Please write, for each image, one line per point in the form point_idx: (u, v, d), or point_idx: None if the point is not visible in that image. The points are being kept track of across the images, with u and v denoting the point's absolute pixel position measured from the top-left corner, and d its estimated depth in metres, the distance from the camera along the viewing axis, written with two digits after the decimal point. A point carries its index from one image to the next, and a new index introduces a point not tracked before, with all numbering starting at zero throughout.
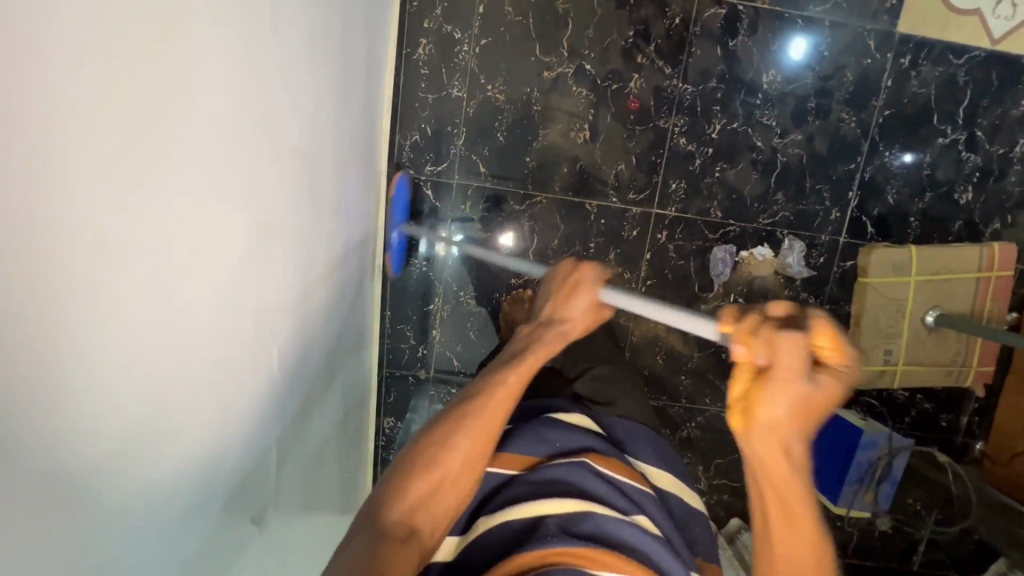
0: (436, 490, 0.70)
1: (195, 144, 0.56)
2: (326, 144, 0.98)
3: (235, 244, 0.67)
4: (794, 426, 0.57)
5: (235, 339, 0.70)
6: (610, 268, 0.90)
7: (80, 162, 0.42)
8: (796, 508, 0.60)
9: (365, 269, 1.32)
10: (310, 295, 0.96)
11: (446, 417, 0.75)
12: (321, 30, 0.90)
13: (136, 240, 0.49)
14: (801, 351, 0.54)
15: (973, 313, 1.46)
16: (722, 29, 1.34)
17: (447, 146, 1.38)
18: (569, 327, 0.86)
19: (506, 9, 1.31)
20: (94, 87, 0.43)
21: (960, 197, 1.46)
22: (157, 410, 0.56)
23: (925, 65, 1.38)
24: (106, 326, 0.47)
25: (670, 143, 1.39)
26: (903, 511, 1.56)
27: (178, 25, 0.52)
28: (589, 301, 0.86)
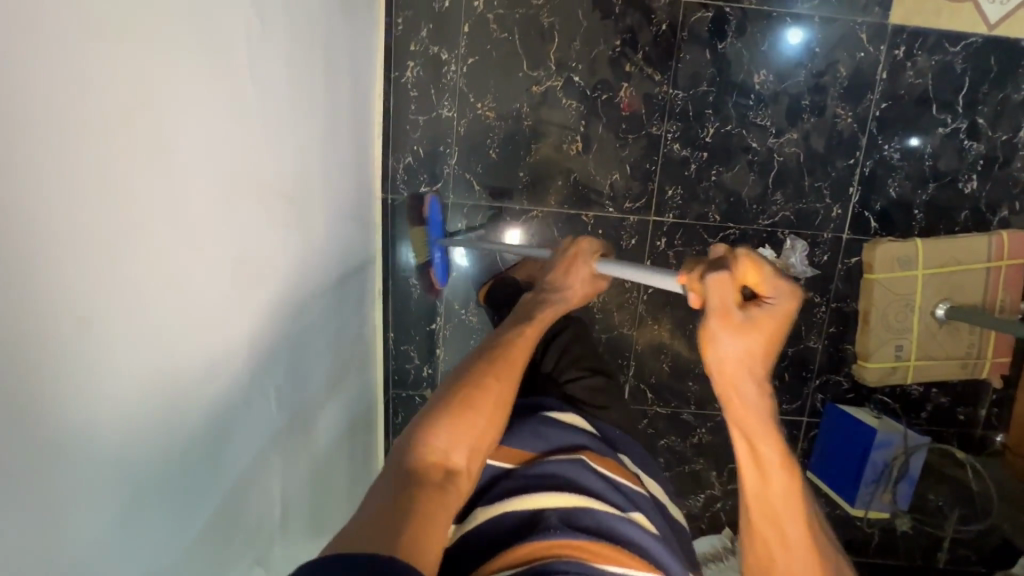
0: (471, 428, 0.75)
1: (171, 175, 0.57)
2: (316, 182, 1.00)
3: (221, 273, 0.68)
4: (740, 358, 0.63)
5: (229, 370, 0.71)
6: (604, 242, 1.05)
7: (44, 199, 0.43)
8: (760, 441, 0.65)
9: (365, 292, 1.33)
10: (305, 329, 0.96)
11: (477, 367, 0.83)
12: (307, 72, 0.93)
13: (108, 270, 0.50)
14: (724, 287, 0.61)
15: (985, 303, 1.43)
16: (709, 33, 1.33)
17: (440, 165, 1.39)
18: (571, 295, 0.99)
19: (491, 27, 1.31)
20: (60, 121, 0.44)
21: (965, 186, 1.43)
22: (147, 439, 0.56)
23: (920, 55, 1.36)
24: (81, 360, 0.48)
25: (664, 149, 1.38)
26: (924, 507, 1.53)
27: (152, 65, 0.54)
28: (586, 273, 1.00)
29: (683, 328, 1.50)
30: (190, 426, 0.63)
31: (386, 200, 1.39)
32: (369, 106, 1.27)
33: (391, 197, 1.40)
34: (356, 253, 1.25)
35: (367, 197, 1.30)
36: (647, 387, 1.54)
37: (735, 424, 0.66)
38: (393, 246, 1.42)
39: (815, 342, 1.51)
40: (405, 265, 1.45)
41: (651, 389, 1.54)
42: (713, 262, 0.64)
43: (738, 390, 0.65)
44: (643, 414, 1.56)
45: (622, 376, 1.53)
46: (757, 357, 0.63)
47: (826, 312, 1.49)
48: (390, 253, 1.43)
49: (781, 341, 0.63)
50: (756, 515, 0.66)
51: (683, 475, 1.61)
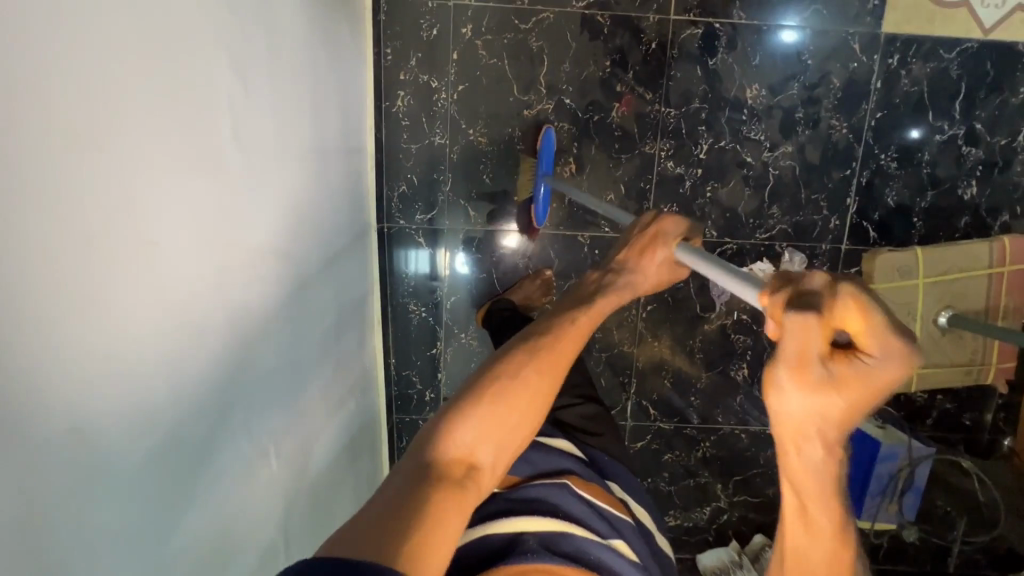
0: (499, 432, 0.63)
1: (138, 210, 0.54)
2: (303, 223, 0.99)
3: (199, 309, 0.66)
4: (810, 421, 0.47)
5: (212, 412, 0.68)
6: (695, 223, 0.79)
7: (21, 228, 0.42)
8: (815, 503, 0.53)
9: (365, 320, 1.36)
10: (298, 374, 0.96)
11: (517, 353, 0.68)
12: (292, 87, 0.92)
13: (70, 316, 0.47)
14: (806, 334, 0.44)
15: (988, 310, 1.42)
16: (700, 49, 1.32)
17: (435, 193, 1.39)
18: (641, 283, 0.77)
19: (480, 53, 1.31)
20: (37, 149, 0.43)
21: (964, 192, 1.42)
22: (133, 468, 0.55)
23: (915, 63, 1.34)
24: (47, 414, 0.46)
25: (658, 168, 1.38)
26: (930, 514, 1.52)
27: (118, 97, 0.51)
28: (666, 258, 0.77)
29: (684, 343, 1.50)
30: (173, 472, 0.61)
31: (383, 229, 1.41)
32: (360, 138, 1.28)
33: (387, 227, 1.41)
34: (352, 285, 1.26)
35: (361, 229, 1.30)
36: (649, 403, 1.55)
37: (788, 481, 0.53)
38: (391, 272, 1.45)
39: None
40: (403, 291, 1.47)
41: (653, 405, 1.55)
42: (802, 294, 0.47)
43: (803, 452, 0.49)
44: (646, 430, 1.57)
45: (624, 394, 1.54)
46: (832, 424, 0.47)
47: None
48: (388, 279, 1.45)
49: (873, 409, 0.46)
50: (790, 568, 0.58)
51: (688, 489, 1.61)
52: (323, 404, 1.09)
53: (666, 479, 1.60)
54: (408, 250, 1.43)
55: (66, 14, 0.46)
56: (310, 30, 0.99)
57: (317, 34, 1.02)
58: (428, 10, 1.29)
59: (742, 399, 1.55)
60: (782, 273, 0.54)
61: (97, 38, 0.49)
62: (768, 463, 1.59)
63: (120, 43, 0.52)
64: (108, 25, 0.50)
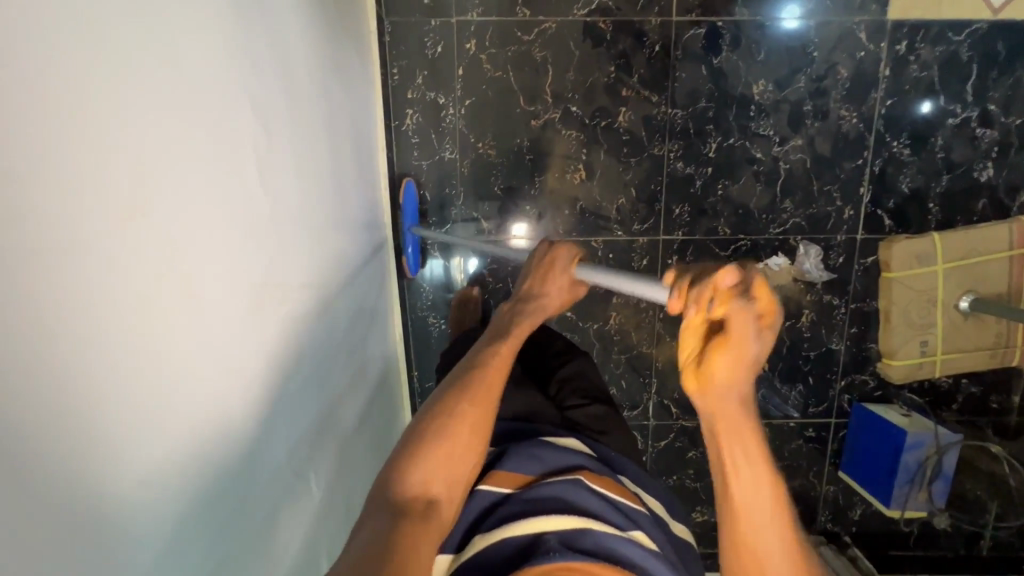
0: (449, 459, 0.74)
1: (160, 238, 0.56)
2: (323, 245, 1.01)
3: (224, 331, 0.67)
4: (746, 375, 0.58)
5: (240, 434, 0.70)
6: (581, 248, 0.99)
7: (82, 253, 0.46)
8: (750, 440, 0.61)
9: (387, 338, 1.39)
10: (325, 394, 0.99)
11: (450, 391, 0.81)
12: (308, 111, 0.97)
13: (129, 338, 0.51)
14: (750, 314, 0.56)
15: (1011, 292, 1.40)
16: (704, 49, 1.32)
17: (447, 209, 1.42)
18: (548, 302, 0.95)
19: (485, 67, 1.32)
20: (91, 179, 0.47)
21: (981, 174, 1.40)
22: (188, 472, 0.59)
23: (923, 48, 1.33)
24: (87, 442, 0.47)
25: (668, 169, 1.38)
26: (961, 499, 1.51)
27: (134, 129, 0.52)
28: (565, 280, 0.96)
29: None
30: (208, 494, 0.62)
31: (398, 245, 1.44)
32: (373, 159, 1.31)
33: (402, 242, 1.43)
34: (372, 303, 1.28)
35: (378, 249, 1.34)
36: (671, 402, 1.56)
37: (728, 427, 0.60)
38: (407, 285, 1.48)
39: (837, 344, 1.50)
40: (421, 305, 1.50)
41: (675, 403, 1.56)
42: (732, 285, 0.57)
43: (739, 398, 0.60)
44: (669, 429, 1.58)
45: (645, 394, 1.55)
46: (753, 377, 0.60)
47: (845, 314, 1.48)
48: (406, 292, 1.48)
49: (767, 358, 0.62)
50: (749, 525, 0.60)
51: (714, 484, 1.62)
52: (350, 421, 1.12)
53: (692, 476, 1.61)
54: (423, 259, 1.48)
55: (78, 52, 0.46)
56: (319, 58, 1.02)
57: (325, 60, 1.05)
58: (431, 29, 1.31)
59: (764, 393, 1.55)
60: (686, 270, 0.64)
61: (112, 72, 0.50)
62: (794, 455, 1.56)
63: (134, 77, 0.53)
64: (130, 61, 0.52)
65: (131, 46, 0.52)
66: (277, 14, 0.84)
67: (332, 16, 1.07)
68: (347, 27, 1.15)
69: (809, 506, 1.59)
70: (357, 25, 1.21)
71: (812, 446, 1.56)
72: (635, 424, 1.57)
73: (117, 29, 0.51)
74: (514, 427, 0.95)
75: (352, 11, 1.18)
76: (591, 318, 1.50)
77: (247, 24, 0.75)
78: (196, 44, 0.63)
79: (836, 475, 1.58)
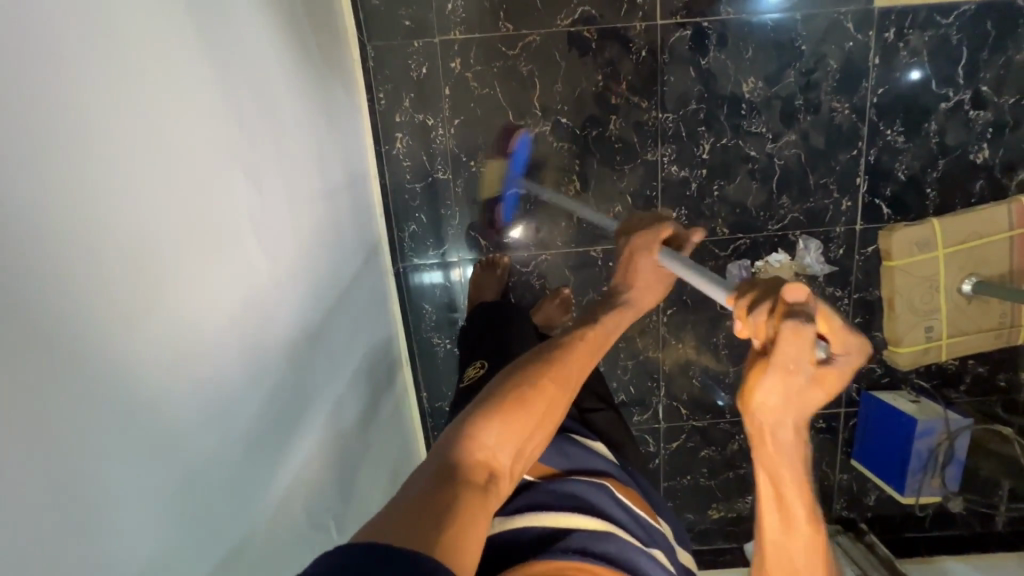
0: (522, 429, 0.70)
1: (142, 271, 0.56)
2: (315, 265, 1.01)
3: (219, 356, 0.67)
4: (791, 404, 0.59)
5: (240, 463, 0.70)
6: (686, 233, 0.93)
7: (65, 269, 0.47)
8: (789, 487, 0.63)
9: (392, 360, 1.40)
10: (328, 419, 0.99)
11: (535, 361, 0.77)
12: (292, 113, 0.97)
13: (121, 343, 0.52)
14: (807, 348, 0.54)
15: (1012, 272, 1.40)
16: (691, 50, 1.30)
17: (445, 229, 1.42)
18: (636, 295, 0.92)
19: (472, 85, 1.31)
20: (75, 195, 0.48)
21: (976, 156, 1.39)
22: (192, 474, 0.60)
23: (912, 34, 1.31)
24: (82, 458, 0.47)
25: (662, 174, 1.38)
26: (974, 479, 1.52)
27: (106, 167, 0.52)
28: (651, 268, 0.91)
29: (707, 342, 1.51)
30: (208, 528, 0.63)
31: (398, 269, 1.45)
32: (364, 170, 1.31)
33: (402, 269, 1.45)
34: (374, 324, 1.30)
35: (377, 263, 1.35)
36: (680, 404, 1.56)
37: (765, 467, 0.63)
38: (410, 307, 1.49)
39: None
40: (428, 328, 1.51)
41: (684, 405, 1.56)
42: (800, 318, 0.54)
43: (779, 429, 0.61)
44: (680, 430, 1.58)
45: (654, 397, 1.56)
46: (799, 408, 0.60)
47: (849, 305, 1.48)
48: (410, 314, 1.49)
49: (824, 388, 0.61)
50: (772, 561, 0.66)
51: (728, 481, 1.63)
52: (355, 443, 1.12)
53: (706, 474, 1.62)
54: (422, 278, 1.47)
55: (48, 101, 0.46)
56: (302, 86, 1.02)
57: (309, 89, 1.05)
58: (415, 50, 1.30)
59: None
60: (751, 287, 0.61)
61: (87, 82, 0.50)
62: None
63: (105, 114, 0.52)
64: (109, 71, 0.53)
65: (102, 84, 0.52)
66: (255, 45, 0.85)
67: (310, 29, 1.07)
68: (329, 55, 1.15)
69: (824, 495, 1.61)
70: (340, 54, 1.20)
71: (824, 436, 1.57)
72: (646, 428, 1.58)
73: (86, 69, 0.51)
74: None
75: (333, 39, 1.17)
76: None
77: (225, 57, 0.75)
78: (173, 55, 0.63)
79: (848, 464, 1.59)
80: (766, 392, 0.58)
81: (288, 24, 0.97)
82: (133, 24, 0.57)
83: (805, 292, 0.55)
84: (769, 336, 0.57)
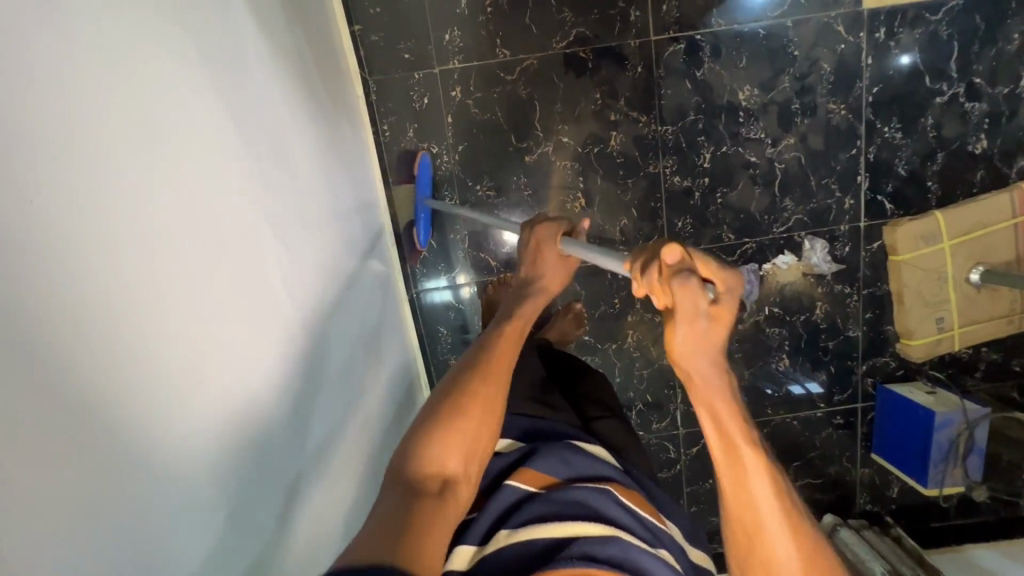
0: (466, 432, 0.71)
1: (171, 323, 0.59)
2: (334, 297, 1.04)
3: (245, 384, 0.71)
4: (702, 351, 0.58)
5: (266, 484, 0.72)
6: (561, 220, 0.96)
7: (87, 292, 0.49)
8: (730, 422, 0.60)
9: (411, 382, 1.43)
10: (356, 448, 1.03)
11: (464, 366, 0.79)
12: (296, 124, 0.99)
13: (141, 355, 0.54)
14: (694, 290, 0.55)
15: (1018, 258, 1.41)
16: (685, 63, 1.32)
17: (455, 252, 1.45)
18: (548, 285, 0.93)
19: (473, 111, 1.35)
20: (93, 221, 0.50)
21: (975, 147, 1.40)
22: (211, 483, 0.62)
23: (902, 32, 1.33)
24: (109, 471, 0.49)
25: (665, 186, 1.40)
26: (997, 466, 1.52)
27: (132, 230, 0.55)
28: (556, 256, 0.93)
29: None
30: (231, 557, 0.64)
31: (411, 295, 1.48)
32: (371, 185, 1.33)
33: (415, 294, 1.48)
34: (392, 348, 1.32)
35: (389, 283, 1.37)
36: None
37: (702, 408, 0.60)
38: (424, 330, 1.51)
39: (855, 331, 1.51)
40: (442, 350, 1.53)
41: None
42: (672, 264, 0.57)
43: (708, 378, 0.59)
44: (700, 434, 1.60)
45: (672, 404, 1.57)
46: (709, 354, 0.58)
47: (859, 301, 1.49)
48: (425, 337, 1.52)
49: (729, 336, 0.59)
50: (739, 515, 0.59)
51: None
52: (384, 468, 1.15)
53: None
54: (434, 300, 1.49)
55: (68, 143, 0.49)
56: (308, 109, 1.05)
57: (314, 109, 1.07)
58: (416, 81, 1.33)
59: (789, 389, 1.55)
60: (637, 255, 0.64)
61: (97, 104, 0.52)
62: (825, 443, 1.59)
63: (114, 135, 0.54)
64: (119, 93, 0.55)
65: (124, 153, 0.55)
66: (257, 63, 0.87)
67: (311, 51, 1.09)
68: (331, 80, 1.17)
69: (846, 489, 1.62)
70: (344, 92, 1.24)
71: (843, 432, 1.58)
72: (666, 434, 1.60)
73: (108, 141, 0.53)
74: (540, 423, 0.88)
75: (336, 72, 1.20)
76: (609, 339, 1.52)
77: (238, 110, 0.79)
78: (177, 75, 0.66)
79: (868, 457, 1.60)
80: (681, 344, 0.58)
81: (294, 61, 1.01)
82: (149, 92, 0.60)
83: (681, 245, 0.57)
84: (663, 293, 0.58)
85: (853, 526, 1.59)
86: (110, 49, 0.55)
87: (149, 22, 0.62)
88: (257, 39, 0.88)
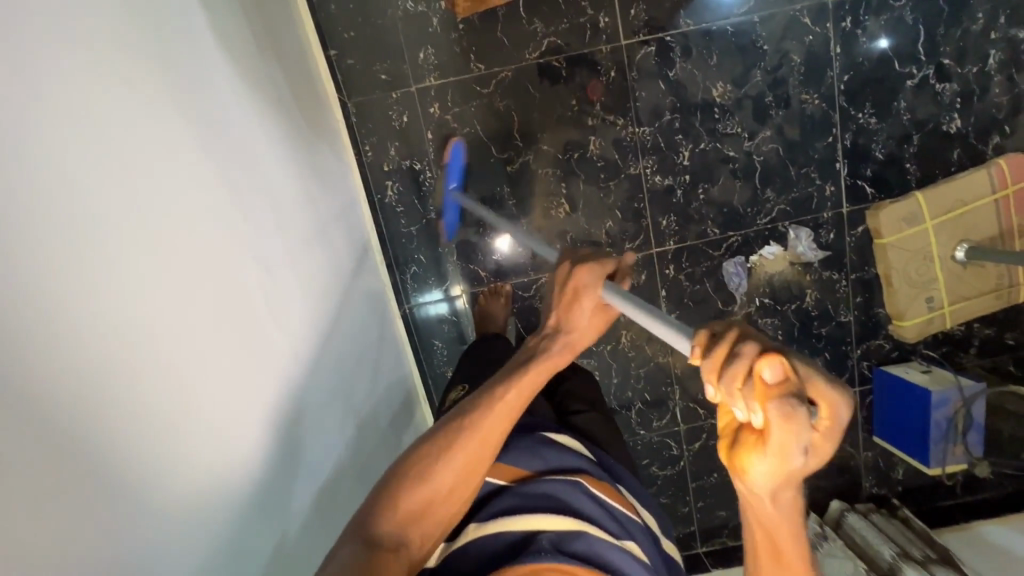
0: (434, 497, 0.66)
1: (152, 353, 0.60)
2: (319, 309, 1.05)
3: (230, 393, 0.72)
4: (783, 482, 0.48)
5: (254, 496, 0.73)
6: (611, 260, 0.78)
7: (65, 309, 0.51)
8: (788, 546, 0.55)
9: (409, 397, 1.45)
10: (352, 465, 1.04)
11: (452, 421, 0.70)
12: (271, 138, 1.00)
13: (122, 368, 0.56)
14: (801, 427, 0.44)
15: (1002, 233, 1.42)
16: (658, 64, 1.35)
17: (444, 265, 1.46)
18: (575, 336, 0.77)
19: (452, 126, 1.37)
20: (68, 241, 0.52)
21: (949, 127, 1.42)
22: (198, 492, 0.63)
23: (868, 20, 1.35)
24: (91, 480, 0.51)
25: (647, 186, 1.42)
26: (1000, 442, 1.52)
27: (112, 267, 0.56)
28: (591, 306, 0.77)
29: None
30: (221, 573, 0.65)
31: (405, 310, 1.50)
32: (353, 198, 1.35)
33: (409, 309, 1.50)
34: (387, 362, 1.34)
35: (379, 296, 1.39)
36: (696, 404, 1.58)
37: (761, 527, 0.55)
38: (420, 344, 1.53)
39: (846, 316, 1.52)
40: (439, 363, 1.54)
41: (701, 405, 1.58)
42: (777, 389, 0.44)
43: (779, 505, 0.52)
44: (701, 429, 1.60)
45: (671, 401, 1.58)
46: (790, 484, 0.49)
47: (848, 286, 1.50)
48: (421, 351, 1.53)
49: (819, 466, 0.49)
50: None
51: None
52: None
53: None
54: (428, 313, 1.50)
55: (43, 167, 0.51)
56: (284, 124, 1.07)
57: (290, 124, 1.09)
58: (394, 101, 1.35)
59: None
60: (717, 341, 0.50)
61: (68, 127, 0.54)
62: None
63: (88, 156, 0.56)
64: (91, 116, 0.57)
65: (97, 189, 0.57)
66: (228, 81, 0.89)
67: (284, 71, 1.12)
68: (306, 97, 1.20)
69: (851, 474, 1.63)
70: (322, 115, 1.26)
71: None
72: (668, 432, 1.60)
73: (78, 178, 0.55)
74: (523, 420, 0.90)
75: (310, 92, 1.22)
76: (604, 340, 1.53)
77: (207, 134, 0.79)
78: (148, 96, 0.67)
79: (871, 440, 1.61)
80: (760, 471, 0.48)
81: (267, 79, 1.03)
82: (116, 127, 0.61)
83: (784, 364, 0.44)
84: (752, 415, 0.46)
85: (860, 511, 1.59)
86: (79, 73, 0.57)
87: (118, 60, 0.63)
88: (223, 62, 0.89)
